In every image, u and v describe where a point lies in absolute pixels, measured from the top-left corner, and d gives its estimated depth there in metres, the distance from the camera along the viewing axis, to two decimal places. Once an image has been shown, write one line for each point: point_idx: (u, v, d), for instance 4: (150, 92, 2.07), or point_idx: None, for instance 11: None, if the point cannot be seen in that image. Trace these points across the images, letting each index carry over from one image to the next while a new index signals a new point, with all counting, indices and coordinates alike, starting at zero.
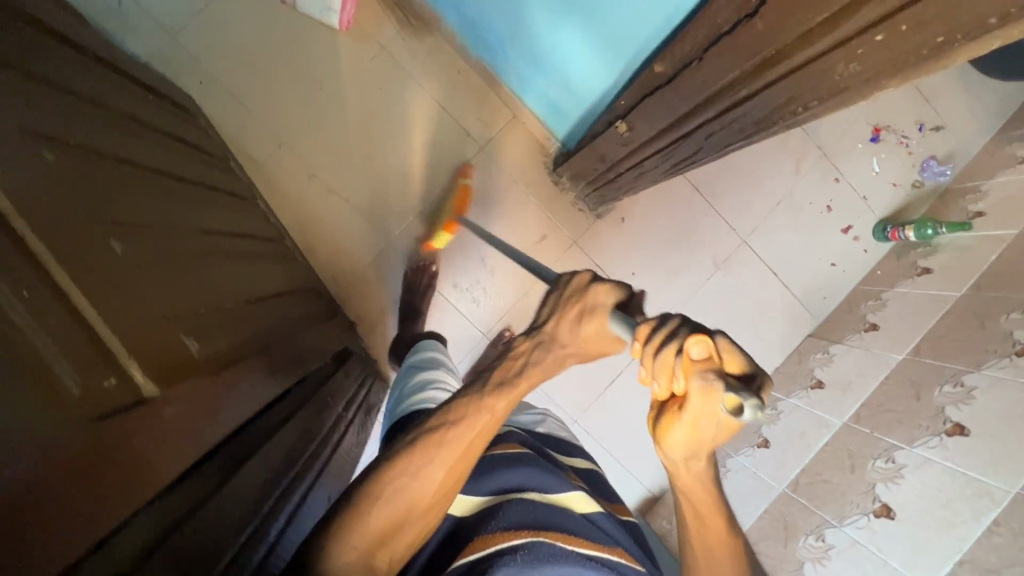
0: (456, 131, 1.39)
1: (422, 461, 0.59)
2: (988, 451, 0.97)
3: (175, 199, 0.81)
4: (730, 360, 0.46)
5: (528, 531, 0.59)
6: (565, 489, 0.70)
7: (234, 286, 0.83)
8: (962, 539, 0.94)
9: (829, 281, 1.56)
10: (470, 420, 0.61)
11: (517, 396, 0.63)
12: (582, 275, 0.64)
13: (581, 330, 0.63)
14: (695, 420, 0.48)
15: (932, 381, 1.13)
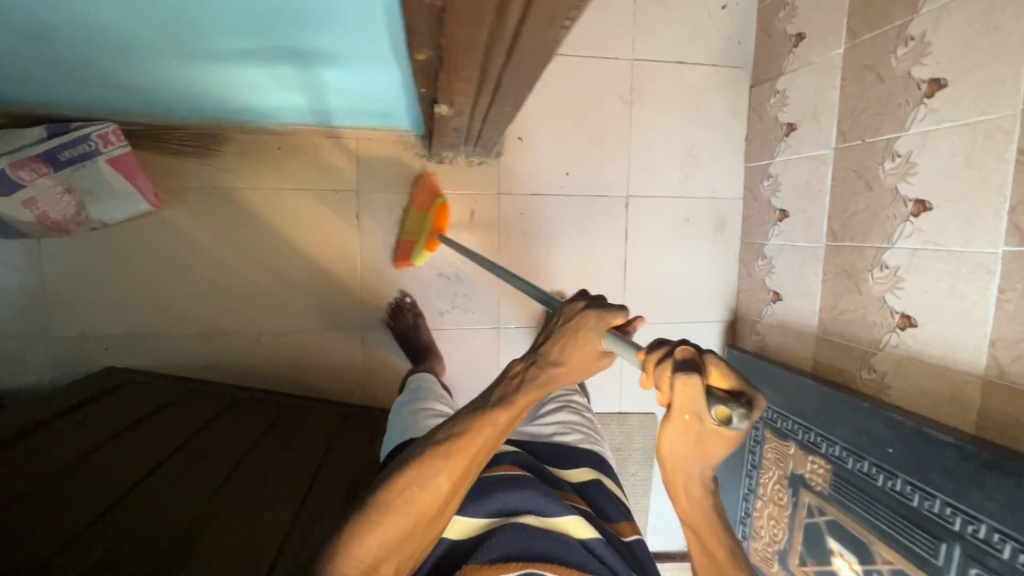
0: (324, 196, 1.29)
1: (428, 476, 0.58)
2: (974, 86, 0.86)
3: (186, 494, 0.87)
4: (715, 374, 0.45)
5: (517, 564, 0.65)
6: (564, 511, 0.75)
7: (280, 506, 0.91)
8: (1001, 188, 0.82)
9: (733, 23, 1.41)
10: (472, 438, 0.58)
11: (520, 411, 0.58)
12: (576, 304, 0.59)
13: (569, 349, 0.56)
14: (687, 433, 0.46)
15: (884, 54, 1.03)
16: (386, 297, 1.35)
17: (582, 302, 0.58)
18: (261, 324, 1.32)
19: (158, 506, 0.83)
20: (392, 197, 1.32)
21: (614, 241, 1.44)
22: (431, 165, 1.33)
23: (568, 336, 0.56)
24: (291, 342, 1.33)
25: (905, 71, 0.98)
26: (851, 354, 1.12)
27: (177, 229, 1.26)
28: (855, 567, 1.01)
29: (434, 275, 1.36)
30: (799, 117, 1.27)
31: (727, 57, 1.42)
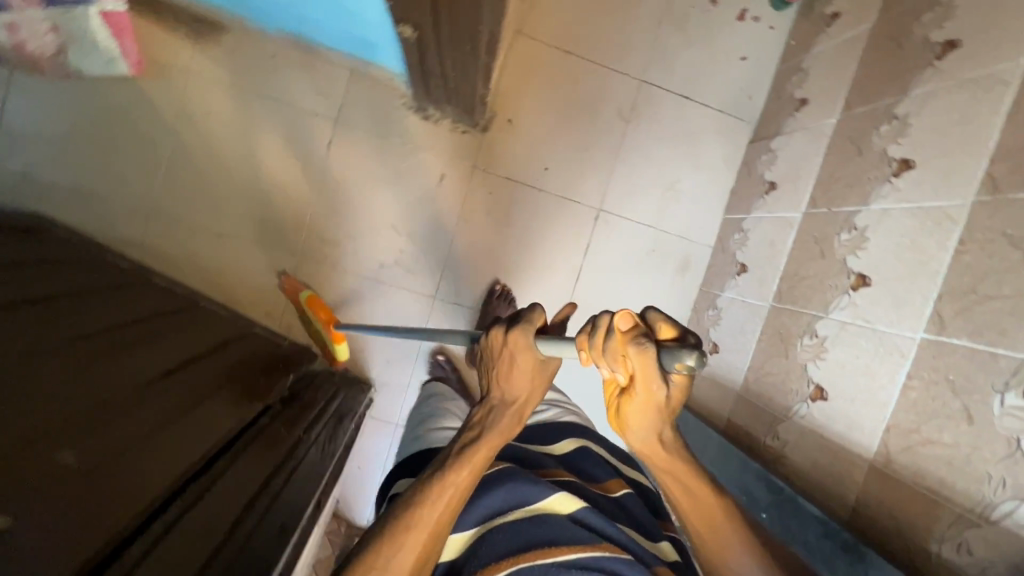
0: (303, 115, 1.29)
1: (393, 551, 0.55)
2: (935, 172, 0.85)
3: (61, 323, 0.82)
4: (662, 325, 0.52)
5: (510, 562, 0.61)
6: (543, 492, 0.69)
7: (148, 366, 0.86)
8: (935, 274, 0.80)
9: (748, 77, 1.42)
10: (434, 498, 0.58)
11: (478, 462, 0.61)
12: (496, 330, 0.64)
13: (516, 366, 0.63)
14: (644, 393, 0.52)
15: (869, 129, 1.02)
16: (334, 232, 1.33)
17: (503, 328, 0.63)
18: (204, 220, 1.30)
19: (30, 318, 0.78)
20: (368, 138, 1.31)
21: (575, 249, 1.41)
22: (416, 119, 1.32)
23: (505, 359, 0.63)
24: (227, 247, 1.31)
25: (881, 148, 0.98)
26: (763, 418, 1.08)
27: (151, 104, 1.25)
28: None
29: (387, 225, 1.34)
30: (781, 178, 1.26)
31: (733, 107, 1.43)
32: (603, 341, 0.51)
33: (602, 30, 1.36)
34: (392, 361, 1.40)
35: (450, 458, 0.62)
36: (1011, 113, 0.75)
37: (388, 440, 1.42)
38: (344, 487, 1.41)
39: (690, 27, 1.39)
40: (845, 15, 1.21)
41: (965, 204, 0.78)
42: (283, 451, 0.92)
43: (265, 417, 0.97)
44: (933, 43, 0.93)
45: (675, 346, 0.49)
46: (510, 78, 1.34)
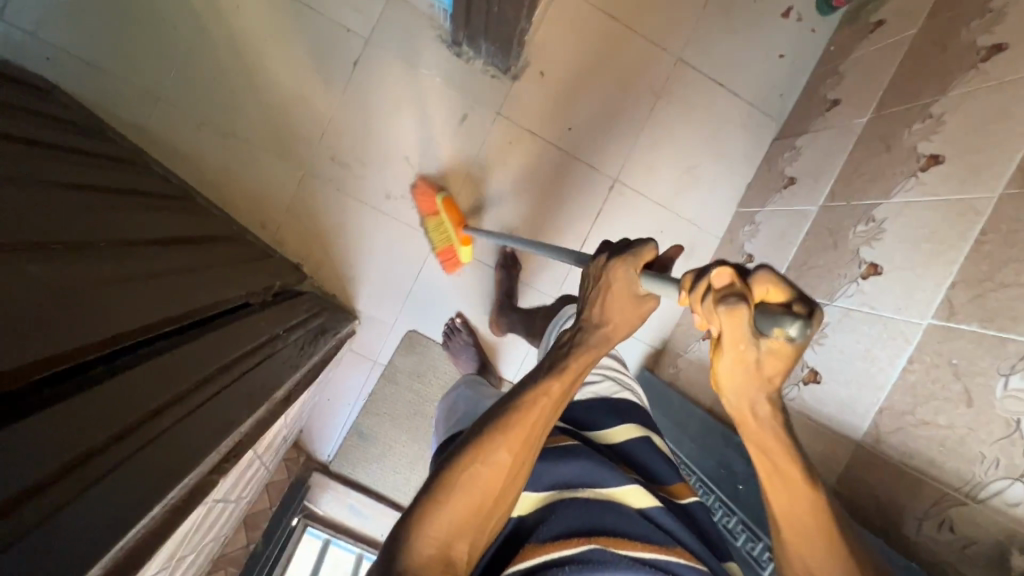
0: (332, 28, 1.25)
1: (490, 451, 0.54)
2: (964, 167, 0.84)
3: (49, 167, 0.78)
4: (768, 288, 0.42)
5: (579, 539, 0.58)
6: (614, 480, 0.67)
7: (130, 230, 0.82)
8: (952, 263, 0.79)
9: (782, 75, 1.42)
10: (530, 405, 0.56)
11: (575, 374, 0.59)
12: (599, 258, 0.64)
13: (612, 297, 0.61)
14: (738, 358, 0.44)
15: (901, 127, 1.02)
16: (344, 153, 1.29)
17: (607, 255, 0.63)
18: (212, 116, 1.25)
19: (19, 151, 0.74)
20: (396, 63, 1.28)
21: (586, 216, 1.38)
22: (448, 53, 1.29)
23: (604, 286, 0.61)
24: (232, 148, 1.26)
25: (910, 145, 0.97)
26: None
27: None
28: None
29: (399, 155, 1.30)
30: (801, 174, 1.25)
31: (764, 102, 1.42)
32: (699, 292, 0.44)
33: (647, 1, 1.35)
34: (380, 296, 1.35)
35: (545, 372, 0.58)
36: None
37: (364, 376, 1.37)
38: (310, 417, 1.36)
39: (734, 15, 1.38)
40: (890, 22, 1.21)
41: (992, 196, 0.77)
42: (264, 346, 0.88)
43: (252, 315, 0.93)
44: (978, 46, 0.93)
45: (775, 312, 0.41)
46: (549, 30, 1.32)
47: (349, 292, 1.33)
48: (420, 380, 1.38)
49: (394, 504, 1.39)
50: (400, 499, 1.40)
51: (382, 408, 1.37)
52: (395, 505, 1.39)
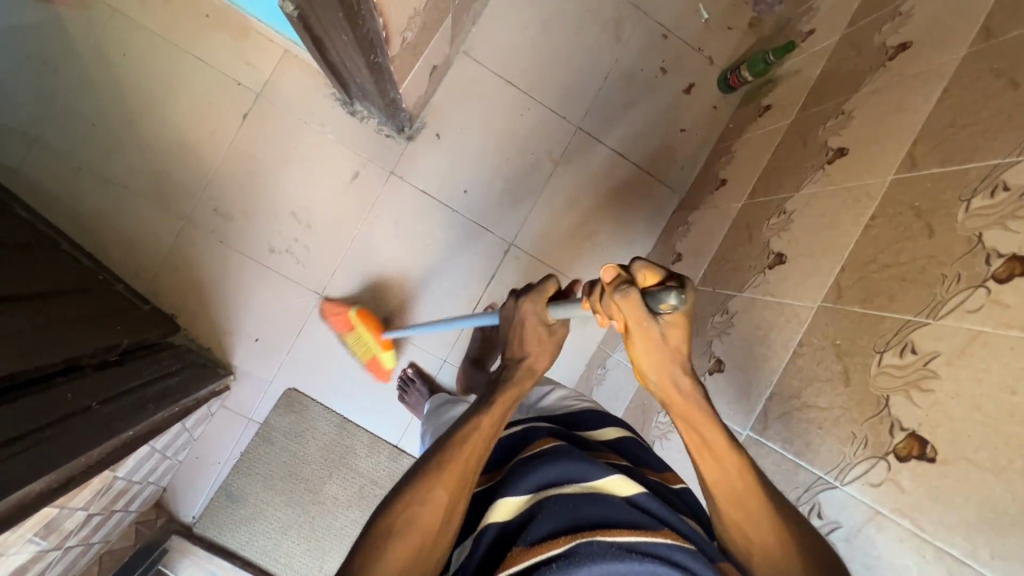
0: (223, 80, 1.25)
1: (429, 483, 0.57)
2: (797, 271, 0.84)
3: None
4: (646, 276, 0.50)
5: (567, 536, 0.50)
6: (604, 469, 0.59)
7: None
8: (773, 371, 0.78)
9: (683, 149, 1.43)
10: (464, 439, 0.60)
11: (500, 412, 0.64)
12: (510, 303, 0.74)
13: (533, 333, 0.72)
14: (638, 335, 0.53)
15: (762, 219, 1.02)
16: (230, 205, 1.28)
17: (518, 299, 0.73)
18: (92, 161, 1.23)
19: None
20: (286, 121, 1.27)
21: (479, 279, 1.36)
22: (341, 113, 1.29)
23: (530, 316, 0.71)
24: (109, 193, 1.24)
25: (766, 239, 0.97)
26: None
27: (63, 32, 1.20)
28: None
29: (285, 210, 1.29)
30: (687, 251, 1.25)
31: (664, 174, 1.43)
32: (596, 294, 0.54)
33: (548, 70, 1.37)
34: (259, 353, 1.31)
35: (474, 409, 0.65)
36: (867, 226, 0.75)
37: (239, 434, 1.32)
38: (176, 476, 1.30)
39: (635, 88, 1.40)
40: (775, 108, 1.23)
41: (812, 307, 0.76)
42: (84, 417, 0.85)
43: (82, 379, 0.91)
44: (828, 147, 0.94)
45: (654, 292, 0.49)
46: (447, 94, 1.32)
47: (226, 345, 1.30)
48: (297, 440, 1.33)
49: (261, 572, 1.30)
50: (268, 566, 1.31)
51: (254, 467, 1.32)
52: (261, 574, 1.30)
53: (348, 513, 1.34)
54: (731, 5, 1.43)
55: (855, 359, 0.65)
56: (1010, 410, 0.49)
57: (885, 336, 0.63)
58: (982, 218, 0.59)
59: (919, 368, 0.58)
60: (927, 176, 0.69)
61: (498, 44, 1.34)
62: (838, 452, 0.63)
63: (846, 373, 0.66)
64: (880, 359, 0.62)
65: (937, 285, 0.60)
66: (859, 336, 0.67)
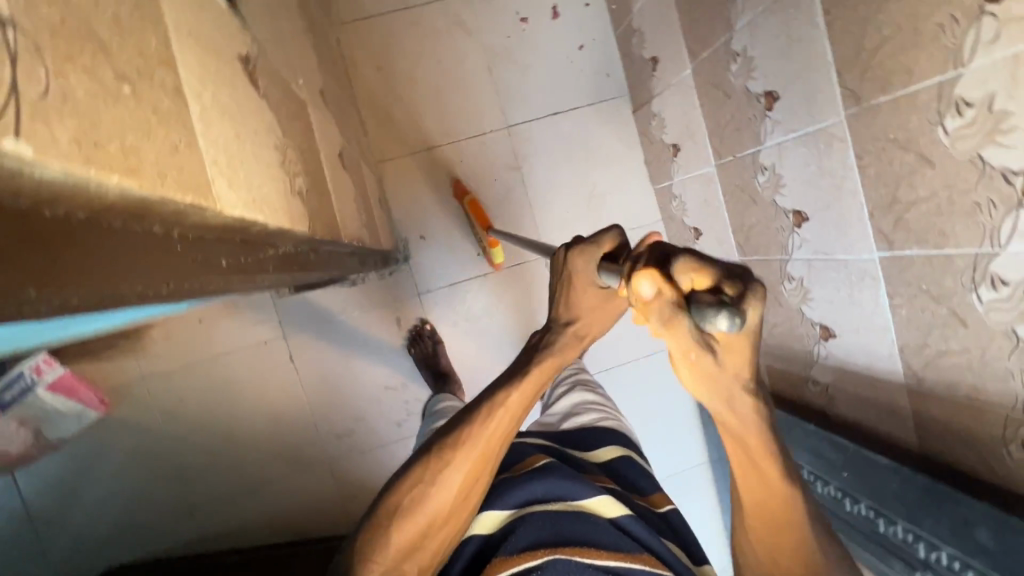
0: (255, 350, 1.33)
1: (442, 472, 0.56)
2: (798, 98, 0.84)
3: None
4: (694, 278, 0.37)
5: (546, 550, 0.56)
6: (597, 493, 0.63)
7: None
8: (855, 193, 0.79)
9: (595, 61, 1.42)
10: (489, 420, 0.57)
11: (533, 387, 0.57)
12: (559, 254, 0.57)
13: (577, 302, 0.57)
14: (686, 357, 0.40)
15: (723, 71, 1.01)
16: (344, 422, 1.38)
17: (565, 251, 0.56)
18: (237, 484, 1.36)
19: None
20: (319, 333, 1.35)
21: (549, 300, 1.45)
22: (346, 290, 1.35)
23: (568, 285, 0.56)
24: (268, 491, 1.37)
25: (743, 87, 0.96)
26: (794, 369, 1.07)
27: (130, 426, 1.30)
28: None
29: (380, 389, 1.39)
30: (678, 138, 1.25)
31: (600, 93, 1.42)
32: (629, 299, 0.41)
33: (448, 110, 1.38)
34: None
35: (508, 373, 0.58)
36: (829, 22, 0.74)
37: None
38: None
39: (518, 54, 1.39)
40: None
41: (842, 120, 0.77)
42: None
43: None
44: None
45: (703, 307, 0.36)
46: (399, 200, 1.37)
47: None
48: None
49: None
50: None
51: None
52: None
53: None
54: None
55: (921, 141, 0.66)
56: None
57: (931, 107, 0.64)
58: None
59: (987, 114, 0.58)
60: None
61: (396, 129, 1.36)
62: (976, 224, 0.63)
63: (922, 157, 0.67)
64: (944, 129, 0.63)
65: (942, 37, 0.60)
66: (907, 120, 0.67)
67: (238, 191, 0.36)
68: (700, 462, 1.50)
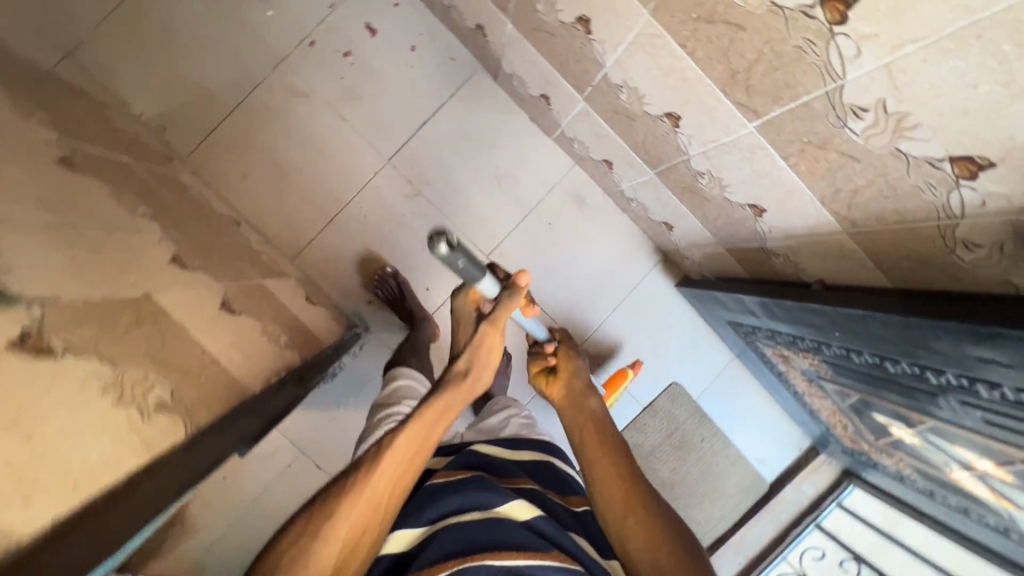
0: (284, 476, 1.38)
1: (331, 523, 0.61)
2: (604, 12, 0.78)
3: None
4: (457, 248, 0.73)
5: (455, 560, 0.62)
6: (515, 498, 0.72)
7: None
8: (700, 79, 0.74)
9: (434, 53, 1.36)
10: (386, 468, 0.66)
11: (427, 438, 0.69)
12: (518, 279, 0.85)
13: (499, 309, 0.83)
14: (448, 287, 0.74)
15: (534, 14, 0.94)
16: None
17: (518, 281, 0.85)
18: None
19: None
20: (330, 431, 1.39)
21: None
22: (331, 384, 1.37)
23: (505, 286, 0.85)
24: None
25: (557, 21, 0.90)
26: (754, 250, 1.03)
27: None
28: (963, 471, 0.87)
29: None
30: (541, 88, 1.19)
31: (456, 80, 1.37)
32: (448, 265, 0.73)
33: (327, 177, 1.35)
34: None
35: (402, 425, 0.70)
36: None
37: None
38: None
39: (361, 89, 1.35)
40: None
41: (648, 17, 0.72)
42: None
43: None
44: None
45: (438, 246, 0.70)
46: (329, 282, 1.36)
47: None
48: None
49: (716, 542, 1.48)
50: (713, 535, 1.48)
51: None
52: (718, 543, 1.48)
53: (688, 463, 1.49)
54: None
55: (720, 11, 0.61)
56: None
57: None
58: None
59: None
60: None
61: (290, 220, 1.34)
62: (809, 65, 0.58)
63: (730, 24, 0.61)
64: None
65: None
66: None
67: (36, 504, 0.47)
68: (728, 360, 1.50)
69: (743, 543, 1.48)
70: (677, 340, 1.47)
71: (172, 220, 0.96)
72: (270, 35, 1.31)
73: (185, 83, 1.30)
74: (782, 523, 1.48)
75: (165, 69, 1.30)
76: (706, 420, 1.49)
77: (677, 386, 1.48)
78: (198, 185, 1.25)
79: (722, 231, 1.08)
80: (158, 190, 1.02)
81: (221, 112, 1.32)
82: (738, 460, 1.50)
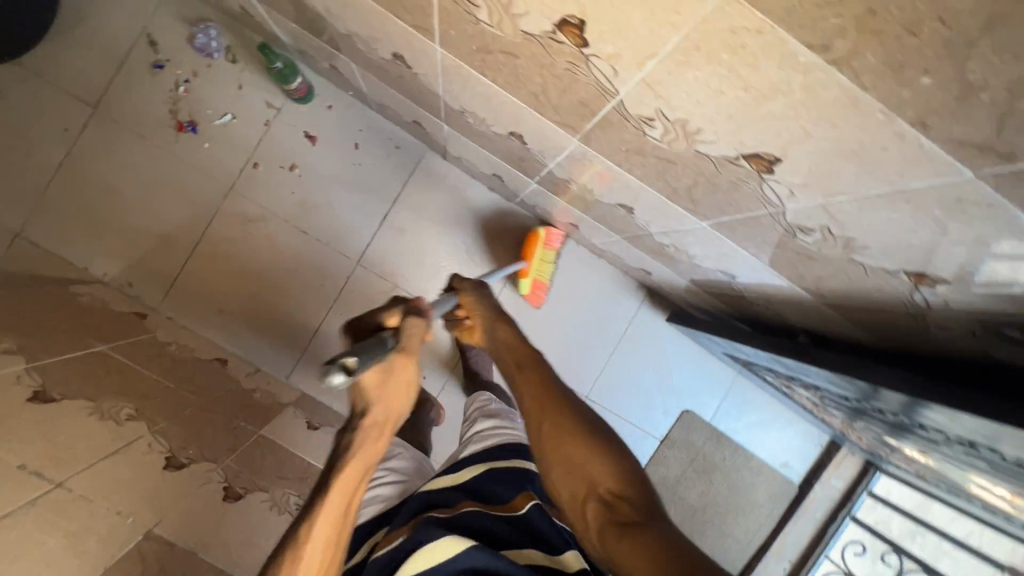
0: None
1: None
2: (532, 132, 0.76)
3: None
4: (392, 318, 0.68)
5: None
6: (446, 537, 0.65)
7: None
8: (642, 188, 0.72)
9: (377, 144, 1.34)
10: (317, 537, 0.61)
11: (356, 476, 0.64)
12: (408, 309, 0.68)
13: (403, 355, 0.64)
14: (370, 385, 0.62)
15: (464, 122, 0.93)
16: None
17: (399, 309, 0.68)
18: None
19: None
20: None
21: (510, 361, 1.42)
22: None
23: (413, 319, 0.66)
24: None
25: (489, 130, 0.88)
26: (733, 297, 1.02)
27: None
28: (982, 489, 0.87)
29: None
30: (490, 168, 1.17)
31: (403, 167, 1.35)
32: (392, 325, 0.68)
33: (299, 291, 1.34)
34: None
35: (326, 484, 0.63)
36: (492, 80, 0.66)
37: None
38: None
39: (314, 197, 1.33)
40: (336, 61, 1.11)
41: (577, 142, 0.70)
42: None
43: None
44: (390, 57, 0.83)
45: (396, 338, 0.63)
46: (325, 392, 1.36)
47: None
48: None
49: (758, 556, 1.49)
50: (753, 549, 1.49)
51: None
52: (760, 555, 1.49)
53: (715, 484, 1.49)
54: (213, 81, 1.28)
55: (648, 148, 0.59)
56: (740, 100, 0.41)
57: (627, 124, 0.57)
58: (503, 23, 0.51)
59: (670, 122, 0.51)
60: (442, 28, 0.60)
61: (274, 340, 1.34)
62: (748, 194, 0.56)
63: (660, 158, 0.60)
64: (653, 138, 0.56)
65: (578, 75, 0.52)
66: (621, 135, 0.60)
67: None
68: (734, 377, 1.50)
69: (784, 549, 1.49)
70: (678, 368, 1.48)
71: (155, 402, 0.95)
72: (212, 165, 1.30)
73: (140, 233, 1.29)
74: (818, 521, 1.50)
75: (116, 225, 1.28)
76: (724, 439, 1.49)
77: (688, 412, 1.48)
78: (175, 335, 1.24)
79: (699, 281, 1.08)
80: (136, 369, 1.01)
81: (183, 254, 1.30)
82: (763, 469, 1.51)
